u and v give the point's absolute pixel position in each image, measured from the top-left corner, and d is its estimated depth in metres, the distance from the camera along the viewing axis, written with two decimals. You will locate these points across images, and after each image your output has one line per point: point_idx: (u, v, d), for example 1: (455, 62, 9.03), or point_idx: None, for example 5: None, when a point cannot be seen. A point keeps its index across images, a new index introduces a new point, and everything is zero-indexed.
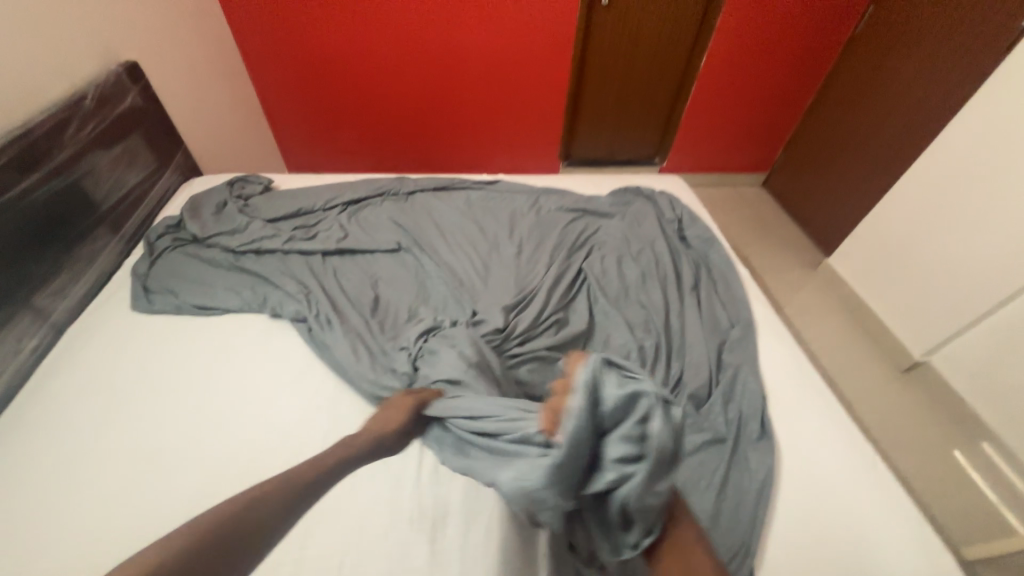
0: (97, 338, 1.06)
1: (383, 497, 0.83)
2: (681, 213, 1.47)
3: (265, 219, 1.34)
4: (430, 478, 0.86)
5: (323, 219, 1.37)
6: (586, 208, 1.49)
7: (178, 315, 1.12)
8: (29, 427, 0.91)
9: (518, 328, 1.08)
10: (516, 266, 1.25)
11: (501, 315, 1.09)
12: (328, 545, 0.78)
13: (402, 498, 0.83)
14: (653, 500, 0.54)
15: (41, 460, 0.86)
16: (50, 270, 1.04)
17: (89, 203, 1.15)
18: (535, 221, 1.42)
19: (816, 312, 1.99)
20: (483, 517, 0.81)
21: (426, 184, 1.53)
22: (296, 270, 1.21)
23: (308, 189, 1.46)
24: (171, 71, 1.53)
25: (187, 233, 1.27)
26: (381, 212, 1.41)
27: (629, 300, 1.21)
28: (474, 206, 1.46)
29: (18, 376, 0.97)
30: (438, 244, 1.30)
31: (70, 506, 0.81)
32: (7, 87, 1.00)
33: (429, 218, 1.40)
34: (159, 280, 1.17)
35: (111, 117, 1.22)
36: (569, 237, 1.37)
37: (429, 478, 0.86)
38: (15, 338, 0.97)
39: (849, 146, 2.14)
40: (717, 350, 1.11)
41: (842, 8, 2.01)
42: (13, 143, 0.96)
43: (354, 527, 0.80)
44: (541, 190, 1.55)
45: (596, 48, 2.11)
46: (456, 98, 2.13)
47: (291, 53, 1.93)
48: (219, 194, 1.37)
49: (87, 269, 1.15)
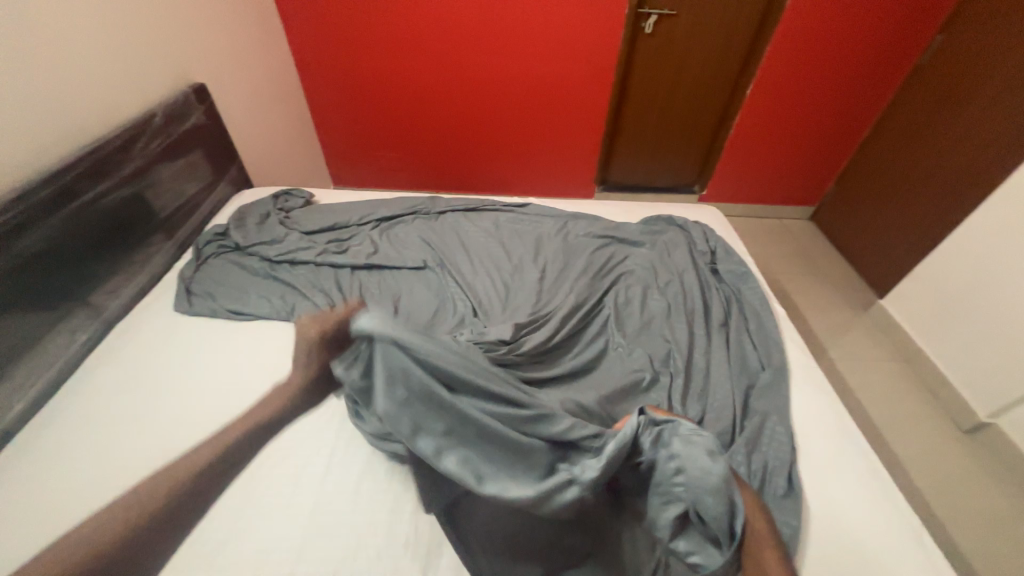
0: (141, 335, 1.14)
1: (381, 518, 0.83)
2: (714, 245, 1.42)
3: (303, 231, 1.41)
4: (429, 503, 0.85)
5: (356, 234, 1.43)
6: (614, 235, 1.46)
7: (213, 318, 1.19)
8: (71, 414, 0.98)
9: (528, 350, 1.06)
10: (536, 289, 1.25)
11: (510, 333, 1.08)
12: (322, 562, 0.77)
13: (399, 521, 0.82)
14: (718, 506, 0.70)
15: (76, 447, 0.93)
16: (107, 270, 1.14)
17: (149, 210, 1.26)
18: (561, 245, 1.41)
19: (866, 358, 1.83)
20: (478, 551, 0.78)
21: (457, 204, 1.57)
22: (324, 282, 1.25)
23: (345, 205, 1.53)
24: (236, 92, 1.67)
25: (231, 242, 1.35)
26: (411, 231, 1.45)
27: (651, 332, 1.16)
28: (502, 228, 1.48)
29: (69, 366, 1.05)
30: (461, 266, 1.32)
31: (92, 494, 0.86)
32: (91, 105, 1.12)
33: (456, 237, 1.43)
34: (201, 284, 1.25)
35: (177, 133, 1.34)
36: (592, 263, 1.34)
37: (428, 503, 0.85)
38: (69, 330, 1.06)
39: (907, 182, 2.00)
40: (744, 394, 1.04)
41: (904, 39, 1.91)
42: (90, 155, 1.07)
43: (349, 547, 0.79)
44: (570, 215, 1.55)
45: (638, 75, 2.11)
46: (495, 121, 2.19)
47: (345, 76, 2.06)
48: (264, 206, 1.46)
49: (141, 270, 1.24)
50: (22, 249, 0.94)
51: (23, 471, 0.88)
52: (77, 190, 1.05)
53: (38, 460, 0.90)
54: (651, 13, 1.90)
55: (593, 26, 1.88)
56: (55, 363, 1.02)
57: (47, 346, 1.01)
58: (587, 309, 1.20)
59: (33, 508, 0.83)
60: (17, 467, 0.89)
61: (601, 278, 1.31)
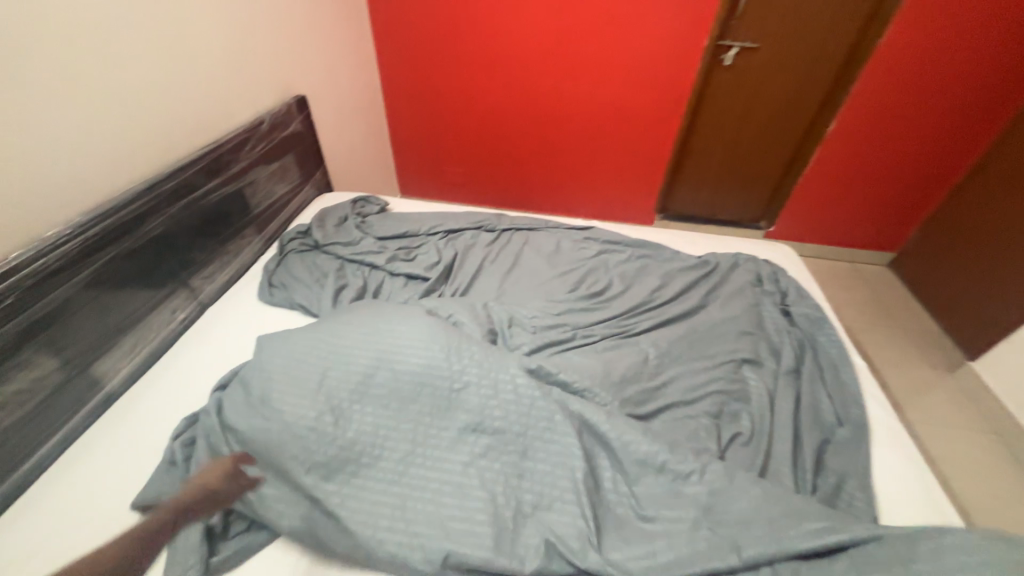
0: (225, 318, 1.21)
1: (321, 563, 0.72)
2: (786, 286, 1.36)
3: (376, 236, 1.49)
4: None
5: (424, 243, 1.48)
6: (678, 264, 1.44)
7: (290, 311, 1.24)
8: (150, 386, 1.03)
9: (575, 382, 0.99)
10: (596, 316, 1.23)
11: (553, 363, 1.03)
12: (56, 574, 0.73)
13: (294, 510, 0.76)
14: None
15: (153, 410, 0.98)
16: (206, 257, 1.25)
17: (246, 206, 1.38)
18: (623, 272, 1.40)
19: (947, 423, 1.66)
20: None
21: (521, 222, 1.60)
22: (377, 285, 1.30)
23: (416, 215, 1.59)
24: (329, 105, 1.81)
25: (312, 240, 1.44)
26: (474, 246, 1.48)
27: (719, 373, 1.09)
28: (564, 249, 1.49)
29: (169, 339, 1.14)
30: (513, 288, 1.33)
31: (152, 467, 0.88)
32: (214, 110, 1.26)
33: (518, 254, 1.46)
34: (281, 277, 1.31)
35: (278, 138, 1.48)
36: (645, 293, 1.32)
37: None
38: (171, 308, 1.15)
39: (1008, 233, 1.80)
40: (818, 448, 0.96)
41: (1012, 84, 1.77)
42: (206, 154, 1.20)
43: None
44: (630, 242, 1.51)
45: (709, 106, 2.08)
46: (563, 146, 2.23)
47: (422, 94, 2.19)
48: (343, 209, 1.56)
49: (234, 258, 1.35)
50: (145, 232, 1.06)
51: (107, 431, 0.94)
52: (193, 185, 1.18)
53: (115, 424, 0.95)
54: (732, 45, 1.89)
55: (670, 57, 1.87)
56: (156, 337, 1.11)
57: (151, 318, 1.10)
58: (627, 335, 1.18)
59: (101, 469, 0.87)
60: (93, 436, 0.92)
61: (651, 311, 1.27)
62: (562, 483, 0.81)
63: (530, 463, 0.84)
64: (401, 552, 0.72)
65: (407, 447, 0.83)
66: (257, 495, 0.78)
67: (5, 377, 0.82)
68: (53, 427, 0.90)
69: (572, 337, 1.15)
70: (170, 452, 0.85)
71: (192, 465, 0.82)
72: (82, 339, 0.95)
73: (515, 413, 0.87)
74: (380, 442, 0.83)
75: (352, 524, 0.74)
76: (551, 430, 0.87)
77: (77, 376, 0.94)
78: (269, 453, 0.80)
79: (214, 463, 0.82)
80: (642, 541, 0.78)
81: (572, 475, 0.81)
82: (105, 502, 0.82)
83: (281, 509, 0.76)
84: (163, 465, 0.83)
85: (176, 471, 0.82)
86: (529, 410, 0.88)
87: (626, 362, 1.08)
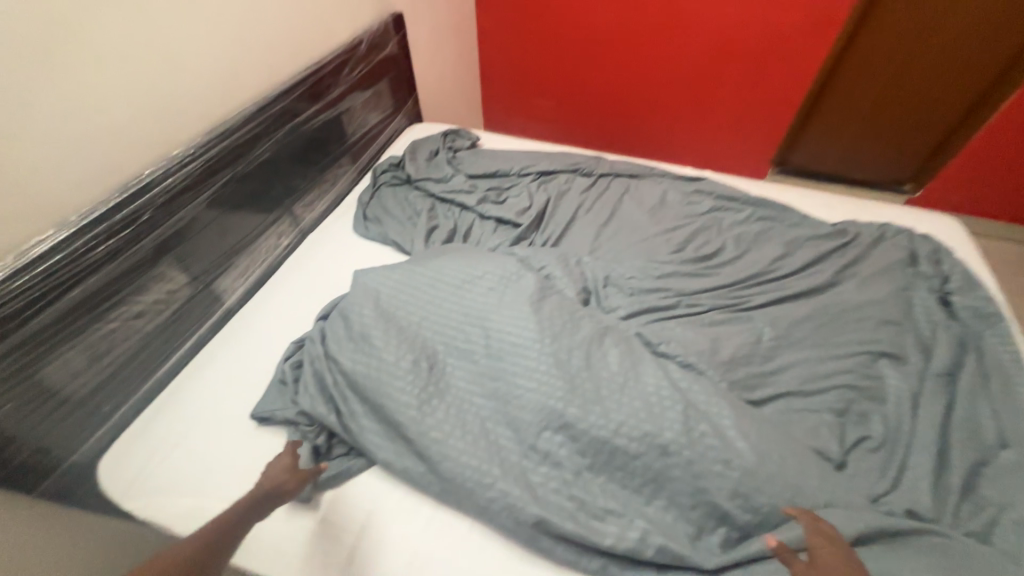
0: (323, 245, 1.24)
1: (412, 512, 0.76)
2: (950, 269, 1.10)
3: (467, 174, 1.42)
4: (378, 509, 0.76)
5: (516, 184, 1.38)
6: (808, 230, 1.22)
7: (382, 246, 1.24)
8: (260, 304, 1.10)
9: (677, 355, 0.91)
10: (703, 282, 1.10)
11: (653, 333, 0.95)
12: (189, 465, 0.84)
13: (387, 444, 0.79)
14: None
15: (264, 328, 1.05)
16: (307, 185, 1.27)
17: (343, 134, 1.37)
18: (737, 235, 1.23)
19: None
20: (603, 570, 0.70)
21: (622, 167, 1.43)
22: (467, 226, 1.26)
23: (508, 153, 1.49)
24: (424, 25, 1.69)
25: (404, 173, 1.41)
26: (569, 191, 1.36)
27: (849, 365, 0.94)
28: (669, 202, 1.33)
29: (276, 263, 1.20)
30: (609, 243, 1.22)
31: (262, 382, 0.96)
32: (316, 28, 1.21)
33: (616, 204, 1.32)
34: (374, 210, 1.31)
35: (374, 62, 1.41)
36: (763, 262, 1.15)
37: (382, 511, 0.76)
38: (277, 233, 1.20)
39: None
40: (971, 470, 0.80)
41: None
42: (309, 77, 1.18)
43: (205, 465, 0.84)
44: (749, 200, 1.31)
45: (874, 31, 1.66)
46: (672, 81, 1.93)
47: (518, 14, 1.97)
48: (434, 142, 1.50)
49: (331, 188, 1.36)
50: (255, 157, 1.08)
51: (228, 341, 1.03)
52: (296, 110, 1.17)
53: (234, 337, 1.04)
54: None
55: None
56: (266, 260, 1.17)
57: (260, 242, 1.15)
58: (739, 308, 1.05)
59: (224, 375, 0.97)
60: (216, 346, 1.02)
61: (768, 284, 1.11)
62: (657, 462, 0.75)
63: (623, 441, 0.76)
64: (490, 504, 0.73)
65: (496, 399, 0.82)
66: (355, 424, 0.82)
67: (146, 287, 0.91)
68: (183, 334, 1.00)
69: (674, 305, 1.04)
70: (281, 372, 0.91)
71: (300, 387, 0.87)
72: (205, 258, 1.02)
73: (612, 387, 0.82)
74: (471, 391, 0.82)
75: (442, 466, 0.76)
76: (651, 405, 0.80)
77: (202, 291, 1.03)
78: (367, 387, 0.82)
79: (319, 390, 0.87)
80: (740, 536, 0.72)
81: (669, 455, 0.75)
82: (226, 408, 0.91)
83: (378, 442, 0.80)
84: (276, 383, 0.90)
85: (287, 391, 0.89)
86: (626, 385, 0.82)
87: (736, 340, 0.96)
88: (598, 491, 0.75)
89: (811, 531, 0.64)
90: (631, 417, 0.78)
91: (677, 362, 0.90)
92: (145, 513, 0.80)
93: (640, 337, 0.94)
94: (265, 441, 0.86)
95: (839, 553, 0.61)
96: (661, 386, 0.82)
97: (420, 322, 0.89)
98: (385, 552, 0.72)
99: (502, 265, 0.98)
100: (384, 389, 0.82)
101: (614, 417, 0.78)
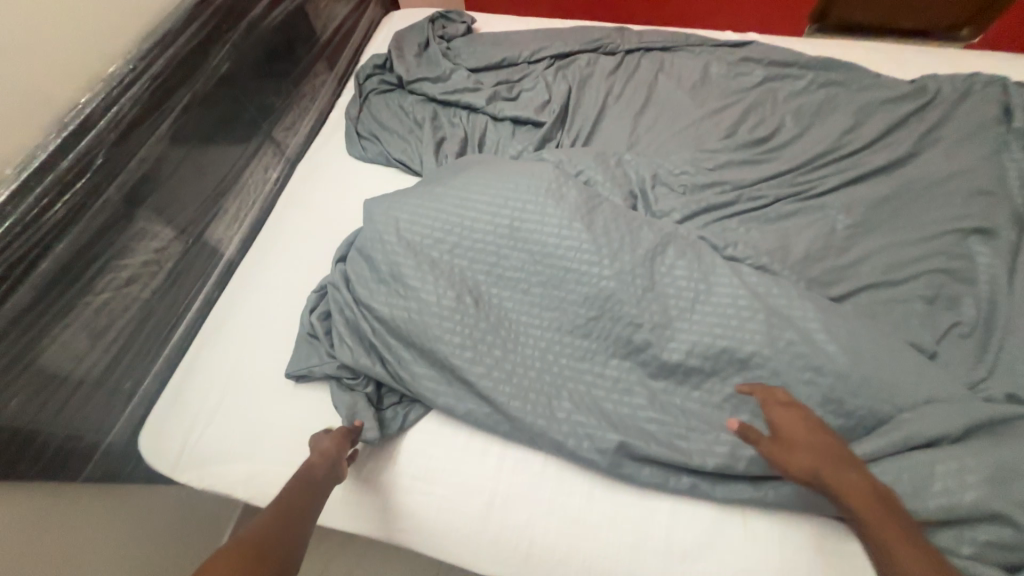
0: (316, 174, 1.06)
1: (482, 455, 0.72)
2: None
3: (468, 67, 1.18)
4: (448, 454, 0.73)
5: (528, 74, 1.15)
6: (882, 92, 1.03)
7: (386, 168, 1.06)
8: (261, 252, 0.96)
9: (748, 257, 0.81)
10: (766, 170, 0.95)
11: (719, 238, 0.84)
12: (232, 431, 0.78)
13: (440, 390, 0.73)
14: None
15: (273, 278, 0.92)
16: (283, 103, 1.06)
17: (311, 33, 1.11)
18: (798, 108, 1.04)
19: None
20: (688, 488, 0.66)
21: (653, 40, 1.19)
22: (481, 134, 1.07)
23: (512, 36, 1.23)
24: None
25: (393, 76, 1.17)
26: (593, 76, 1.14)
27: (937, 248, 0.83)
28: (713, 77, 1.12)
29: (270, 202, 1.04)
30: (647, 134, 1.04)
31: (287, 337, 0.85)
32: None
33: (650, 87, 1.11)
34: (368, 126, 1.10)
35: None
36: (832, 137, 0.98)
37: (454, 455, 0.73)
38: (263, 167, 1.02)
39: None
40: None
41: None
42: None
43: (248, 429, 0.78)
44: (809, 63, 1.09)
45: None
46: None
47: None
48: (421, 31, 1.23)
49: (311, 104, 1.14)
50: (211, 71, 0.87)
51: (236, 297, 0.91)
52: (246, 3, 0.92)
53: (243, 290, 0.92)
54: None
55: None
56: (257, 200, 1.01)
57: (246, 179, 0.99)
58: (808, 195, 0.91)
59: (246, 337, 0.86)
60: (225, 304, 0.91)
61: (838, 163, 0.96)
62: (739, 375, 0.70)
63: (700, 359, 0.70)
64: (568, 438, 0.68)
65: (553, 328, 0.74)
66: (402, 373, 0.74)
67: (130, 248, 0.78)
68: (188, 295, 0.89)
69: (734, 201, 0.91)
70: (309, 325, 0.82)
71: (335, 339, 0.79)
72: (187, 205, 0.87)
73: (682, 303, 0.73)
74: (528, 323, 0.74)
75: (507, 405, 0.70)
76: (728, 315, 0.71)
77: (196, 244, 0.90)
78: (410, 332, 0.74)
79: (357, 339, 0.78)
80: None
81: (753, 368, 0.69)
82: (256, 368, 0.83)
83: (432, 388, 0.73)
84: (306, 337, 0.82)
85: (320, 344, 0.80)
86: (698, 297, 0.73)
87: (807, 233, 0.85)
88: (677, 412, 0.70)
89: (765, 402, 0.64)
90: (707, 333, 0.71)
91: (751, 265, 0.80)
92: (205, 483, 0.76)
93: (704, 242, 0.83)
94: (310, 399, 0.79)
95: (797, 416, 0.61)
96: (738, 295, 0.72)
97: (454, 251, 0.77)
98: (461, 497, 0.70)
99: (536, 173, 0.82)
100: (429, 333, 0.73)
101: (687, 336, 0.71)
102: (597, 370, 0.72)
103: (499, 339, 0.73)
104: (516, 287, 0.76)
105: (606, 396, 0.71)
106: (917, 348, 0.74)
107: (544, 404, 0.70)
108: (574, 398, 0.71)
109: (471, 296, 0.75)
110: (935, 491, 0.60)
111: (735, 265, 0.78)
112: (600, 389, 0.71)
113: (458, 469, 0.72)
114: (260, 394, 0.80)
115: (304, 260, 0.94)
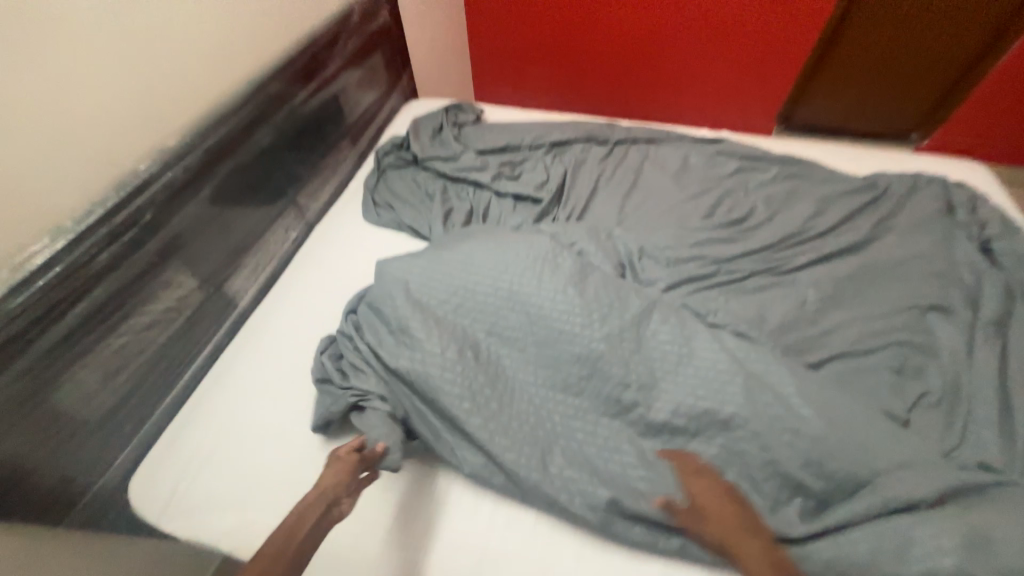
0: (333, 235, 1.15)
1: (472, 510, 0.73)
2: (987, 214, 1.07)
3: (475, 149, 1.33)
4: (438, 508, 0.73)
5: (529, 158, 1.30)
6: (839, 185, 1.18)
7: (398, 232, 1.16)
8: (274, 304, 1.02)
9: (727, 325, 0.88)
10: (741, 247, 1.05)
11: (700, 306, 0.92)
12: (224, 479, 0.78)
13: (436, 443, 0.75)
14: None
15: (281, 330, 0.97)
16: (309, 172, 1.19)
17: (341, 116, 1.27)
18: (767, 195, 1.18)
19: None
20: (677, 549, 0.67)
21: (639, 133, 1.36)
22: (485, 206, 1.19)
23: (515, 125, 1.40)
24: None
25: (409, 154, 1.31)
26: (586, 161, 1.29)
27: (899, 323, 0.91)
28: (691, 166, 1.27)
29: (286, 258, 1.12)
30: (635, 212, 1.16)
31: (289, 386, 0.89)
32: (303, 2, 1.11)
33: (637, 173, 1.26)
34: (384, 195, 1.22)
35: (364, 36, 1.31)
36: (798, 221, 1.10)
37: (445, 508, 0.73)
38: (284, 227, 1.12)
39: None
40: None
41: None
42: (301, 54, 1.09)
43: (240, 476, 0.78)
44: (775, 158, 1.25)
45: None
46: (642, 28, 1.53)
47: None
48: (436, 118, 1.41)
49: (334, 174, 1.27)
50: (252, 144, 1.00)
51: (244, 346, 0.96)
52: (290, 91, 1.07)
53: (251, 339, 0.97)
54: None
55: None
56: (275, 256, 1.09)
57: (268, 237, 1.08)
58: (780, 271, 1.01)
59: (248, 385, 0.89)
60: (233, 352, 0.95)
61: (804, 244, 1.07)
62: (722, 436, 0.73)
63: (685, 418, 0.74)
64: (559, 493, 0.69)
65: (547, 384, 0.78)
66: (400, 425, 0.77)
67: (155, 294, 0.84)
68: (199, 342, 0.93)
69: (713, 274, 1.00)
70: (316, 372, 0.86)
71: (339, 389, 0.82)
72: (213, 259, 0.95)
73: (667, 364, 0.78)
74: (522, 379, 0.79)
75: (500, 459, 0.72)
76: (710, 378, 0.76)
77: (214, 294, 0.96)
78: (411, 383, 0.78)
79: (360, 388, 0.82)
80: (817, 502, 0.69)
81: (735, 429, 0.73)
82: (255, 415, 0.85)
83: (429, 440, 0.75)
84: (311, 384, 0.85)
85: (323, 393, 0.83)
86: (682, 360, 0.79)
87: (781, 306, 0.93)
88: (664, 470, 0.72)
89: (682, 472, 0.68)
90: (691, 393, 0.75)
91: (729, 332, 0.87)
92: (188, 534, 0.75)
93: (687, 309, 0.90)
94: (307, 448, 0.81)
95: (709, 487, 0.66)
96: (718, 359, 0.78)
97: (457, 309, 0.84)
98: (448, 555, 0.70)
99: (534, 243, 0.91)
100: (429, 386, 0.77)
101: (673, 396, 0.75)
102: (587, 426, 0.75)
103: (494, 393, 0.77)
104: (513, 344, 0.81)
105: (596, 452, 0.74)
106: (890, 415, 0.78)
107: (537, 459, 0.72)
108: (565, 454, 0.73)
109: (471, 352, 0.80)
110: (917, 556, 0.61)
111: (715, 331, 0.85)
112: (590, 446, 0.74)
113: (449, 524, 0.72)
114: (256, 442, 0.82)
115: (312, 313, 1.00)
